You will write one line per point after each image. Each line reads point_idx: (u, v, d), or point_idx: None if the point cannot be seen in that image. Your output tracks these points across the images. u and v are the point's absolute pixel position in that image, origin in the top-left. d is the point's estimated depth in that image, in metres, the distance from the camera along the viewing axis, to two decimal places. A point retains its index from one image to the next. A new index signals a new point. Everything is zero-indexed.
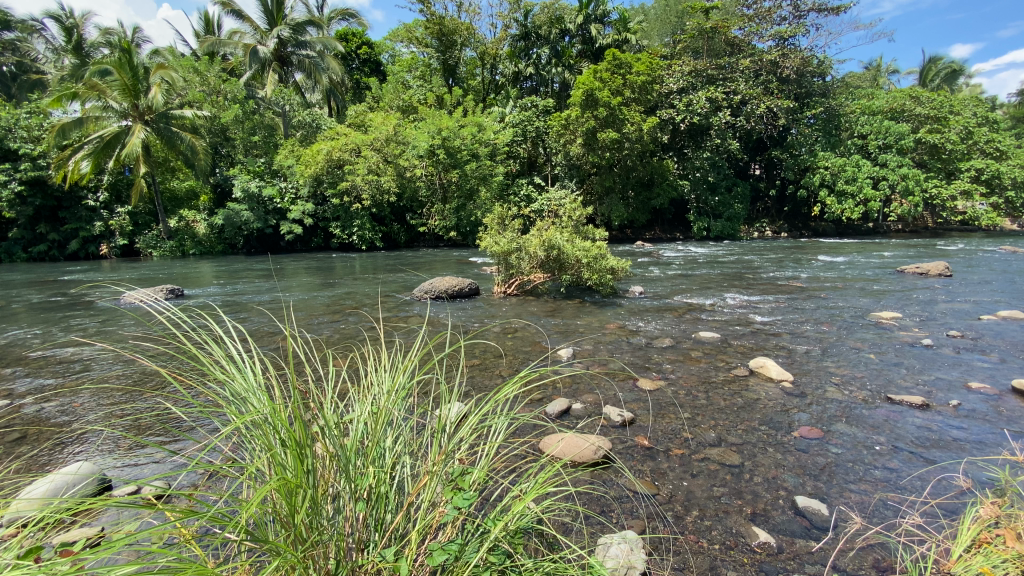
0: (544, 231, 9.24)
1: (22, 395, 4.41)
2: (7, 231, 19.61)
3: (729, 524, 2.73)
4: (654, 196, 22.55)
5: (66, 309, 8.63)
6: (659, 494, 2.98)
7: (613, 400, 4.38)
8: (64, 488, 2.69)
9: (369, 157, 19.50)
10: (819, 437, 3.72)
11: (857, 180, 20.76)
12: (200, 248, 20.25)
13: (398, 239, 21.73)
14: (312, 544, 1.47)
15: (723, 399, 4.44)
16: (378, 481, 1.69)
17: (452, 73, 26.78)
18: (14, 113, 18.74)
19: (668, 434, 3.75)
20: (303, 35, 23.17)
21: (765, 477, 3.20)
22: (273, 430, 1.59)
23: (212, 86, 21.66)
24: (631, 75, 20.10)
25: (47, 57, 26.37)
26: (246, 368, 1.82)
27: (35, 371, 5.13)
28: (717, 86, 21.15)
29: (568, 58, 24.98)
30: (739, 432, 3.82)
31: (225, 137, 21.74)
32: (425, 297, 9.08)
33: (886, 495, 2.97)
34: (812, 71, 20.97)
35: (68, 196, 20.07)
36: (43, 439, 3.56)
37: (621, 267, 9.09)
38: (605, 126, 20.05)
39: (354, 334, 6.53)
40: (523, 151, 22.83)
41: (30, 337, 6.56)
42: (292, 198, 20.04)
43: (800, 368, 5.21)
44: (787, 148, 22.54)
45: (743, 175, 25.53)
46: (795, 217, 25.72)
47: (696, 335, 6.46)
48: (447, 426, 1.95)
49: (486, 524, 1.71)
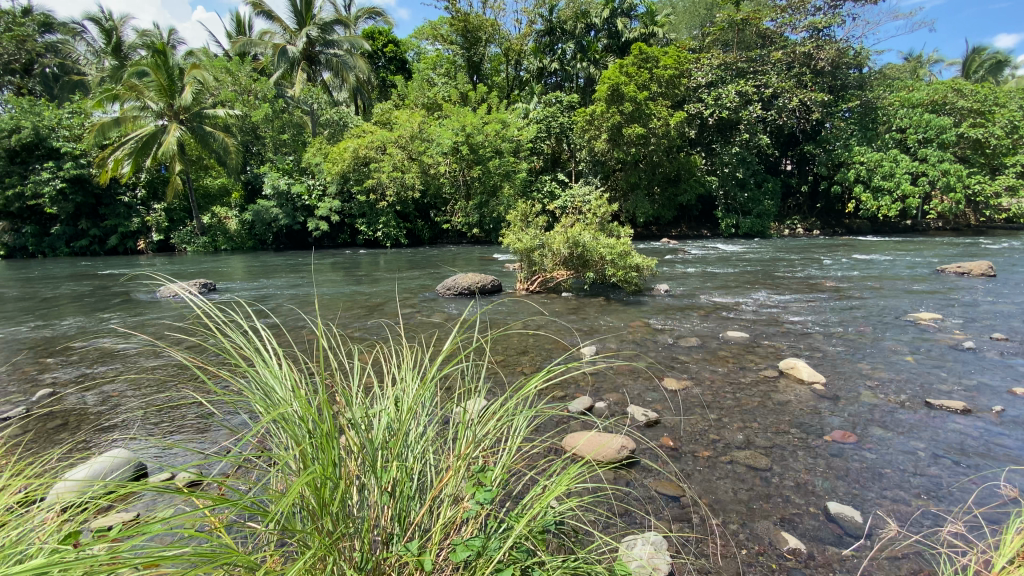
0: (569, 228, 9.19)
1: (65, 384, 4.62)
2: (49, 226, 20.46)
3: (757, 529, 2.66)
4: (681, 192, 22.10)
5: (107, 301, 9.07)
6: (684, 496, 2.93)
7: (637, 399, 4.32)
8: (103, 473, 2.82)
9: (394, 154, 19.70)
10: (853, 442, 3.59)
11: (895, 176, 19.87)
12: (231, 243, 20.92)
13: (422, 235, 21.91)
14: (339, 535, 1.48)
15: (751, 400, 4.34)
16: (402, 475, 1.70)
17: (476, 71, 26.79)
18: (56, 114, 19.67)
19: (695, 436, 3.68)
20: (331, 34, 23.59)
21: (795, 482, 3.11)
22: (301, 420, 1.61)
23: (244, 85, 22.15)
24: (657, 69, 19.93)
25: (87, 59, 27.38)
26: (275, 360, 1.82)
27: (80, 361, 5.36)
28: (747, 79, 20.64)
29: (593, 52, 24.77)
30: (768, 435, 3.71)
31: (256, 135, 22.32)
32: (447, 293, 9.13)
33: (925, 504, 2.85)
34: (848, 63, 20.25)
35: (107, 194, 20.85)
36: (83, 427, 3.73)
37: (647, 264, 8.91)
38: (631, 121, 19.79)
39: (378, 330, 6.61)
40: (547, 147, 22.49)
41: (72, 329, 6.88)
42: (319, 195, 20.41)
43: (833, 370, 5.04)
44: (820, 143, 21.91)
45: (773, 171, 24.95)
46: (828, 215, 24.92)
47: (724, 335, 6.31)
48: (472, 422, 1.95)
49: (510, 521, 1.70)
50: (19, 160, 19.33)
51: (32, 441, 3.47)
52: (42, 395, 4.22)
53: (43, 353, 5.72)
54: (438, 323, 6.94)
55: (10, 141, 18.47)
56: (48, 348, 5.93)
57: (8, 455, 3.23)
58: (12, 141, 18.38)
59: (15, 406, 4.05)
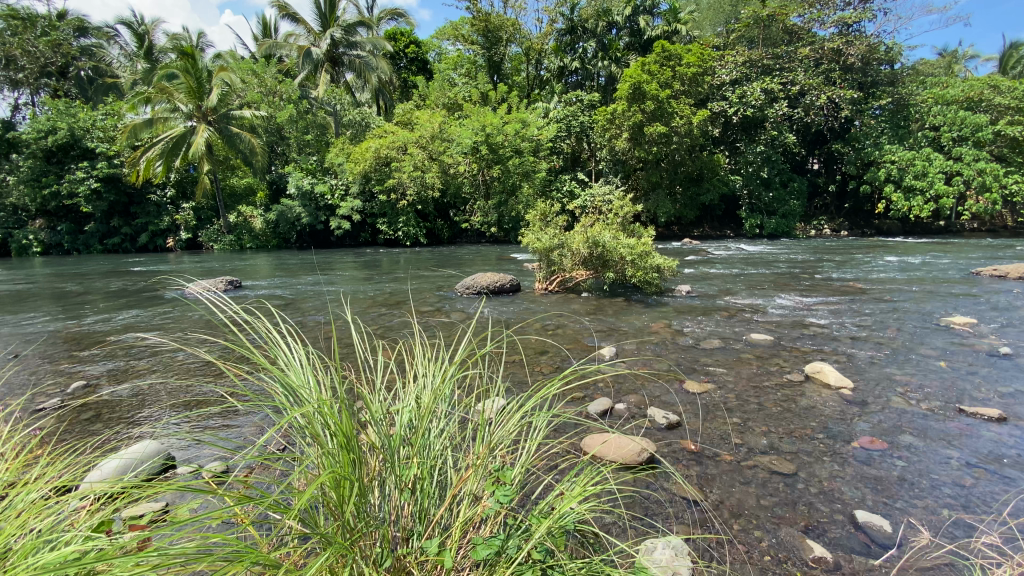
0: (589, 227, 9.14)
1: (98, 377, 4.80)
2: (83, 224, 21.17)
3: (781, 536, 2.60)
4: (703, 192, 21.74)
5: (138, 297, 9.38)
6: (706, 500, 2.88)
7: (658, 401, 4.28)
8: (134, 465, 2.91)
9: (415, 154, 19.88)
10: (882, 449, 3.48)
11: (928, 176, 19.19)
12: (256, 242, 21.44)
13: (442, 235, 22.00)
14: (359, 534, 1.49)
15: (775, 405, 4.24)
16: (423, 472, 1.70)
17: (497, 70, 26.83)
18: (91, 116, 20.39)
19: (717, 439, 3.61)
20: (354, 35, 23.82)
21: (822, 489, 3.02)
22: (321, 416, 1.62)
23: (269, 87, 22.69)
24: (680, 67, 19.73)
25: (120, 62, 28.30)
26: (298, 359, 1.83)
27: (111, 355, 5.57)
28: (773, 77, 20.30)
29: (615, 51, 24.54)
30: (794, 440, 3.62)
31: (281, 136, 22.80)
32: (466, 292, 9.19)
33: (958, 515, 2.75)
34: (879, 59, 19.65)
35: (138, 194, 21.52)
36: (114, 419, 3.85)
37: (668, 265, 8.80)
38: (653, 120, 19.60)
39: (398, 328, 6.67)
40: (567, 146, 22.42)
41: (105, 324, 7.12)
42: (342, 195, 20.66)
43: (861, 375, 4.90)
44: (849, 141, 21.31)
45: (799, 170, 24.48)
46: (857, 215, 24.22)
47: (748, 338, 6.18)
48: (491, 422, 1.94)
49: (530, 521, 1.68)
50: (56, 161, 20.11)
51: (67, 431, 3.61)
52: (75, 387, 4.38)
53: (77, 347, 5.95)
54: (458, 322, 6.98)
55: (48, 142, 19.22)
56: (83, 342, 6.16)
57: (44, 445, 3.35)
58: (49, 142, 19.14)
59: (51, 397, 4.22)
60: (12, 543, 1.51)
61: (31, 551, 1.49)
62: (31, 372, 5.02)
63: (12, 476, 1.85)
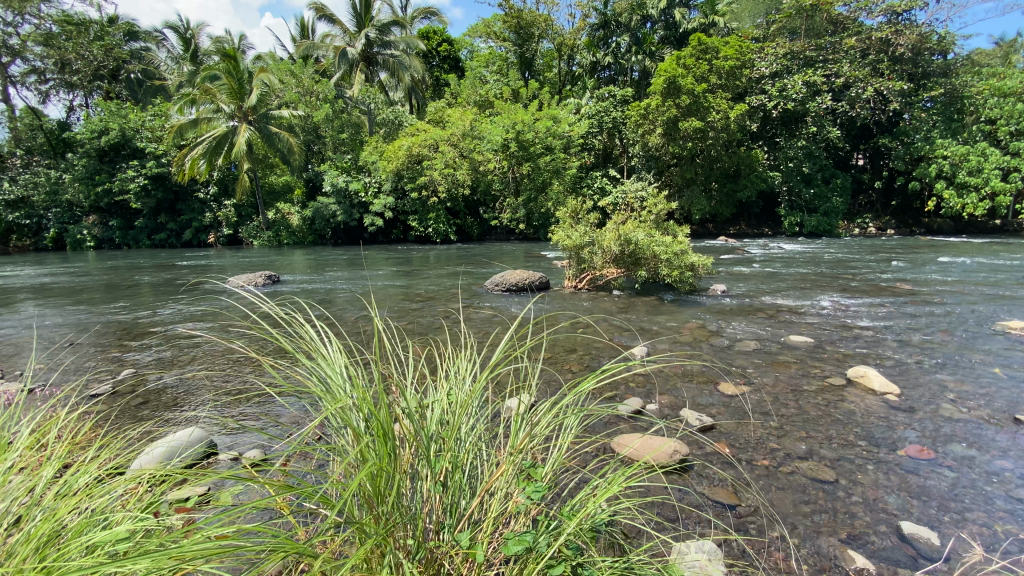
0: (621, 224, 9.03)
1: (147, 365, 5.05)
2: (133, 220, 22.19)
3: (820, 545, 2.50)
4: (740, 188, 21.12)
5: (183, 291, 9.79)
6: (740, 505, 2.80)
7: (690, 403, 4.19)
8: (181, 449, 3.04)
9: (446, 152, 20.09)
10: (930, 458, 3.31)
11: (983, 172, 18.16)
12: (293, 238, 22.12)
13: (472, 232, 22.11)
14: (391, 525, 1.51)
15: (815, 409, 4.09)
16: (454, 466, 1.70)
17: (528, 67, 26.62)
18: (141, 117, 21.43)
19: (753, 443, 3.51)
20: (388, 35, 24.26)
21: (864, 498, 2.90)
22: (357, 409, 1.64)
23: (307, 87, 23.37)
24: (717, 60, 19.25)
25: (167, 65, 29.50)
26: (334, 349, 1.85)
27: (159, 345, 5.84)
28: (816, 69, 19.57)
29: (649, 45, 24.31)
30: (833, 446, 3.49)
31: (317, 135, 23.37)
32: (496, 289, 9.24)
33: (1015, 530, 2.59)
34: (931, 48, 18.67)
35: (184, 191, 22.49)
36: (160, 405, 4.03)
37: (703, 264, 8.63)
38: (688, 114, 19.22)
39: (429, 325, 6.74)
40: (599, 142, 22.20)
41: (150, 315, 7.44)
42: (375, 192, 21.00)
43: (908, 381, 4.67)
44: (898, 135, 20.29)
45: (843, 166, 23.47)
46: (905, 213, 23.06)
47: (786, 339, 5.99)
48: (521, 419, 1.91)
49: (561, 518, 1.65)
50: (108, 160, 21.24)
51: (118, 416, 3.79)
52: (125, 373, 4.62)
53: (127, 336, 6.26)
54: (489, 320, 7.02)
55: (101, 141, 20.33)
56: (132, 331, 6.49)
57: (98, 429, 3.53)
58: (102, 142, 20.27)
59: (103, 383, 4.45)
60: (70, 520, 1.60)
61: (87, 528, 1.57)
62: (87, 358, 5.33)
63: (67, 456, 1.95)
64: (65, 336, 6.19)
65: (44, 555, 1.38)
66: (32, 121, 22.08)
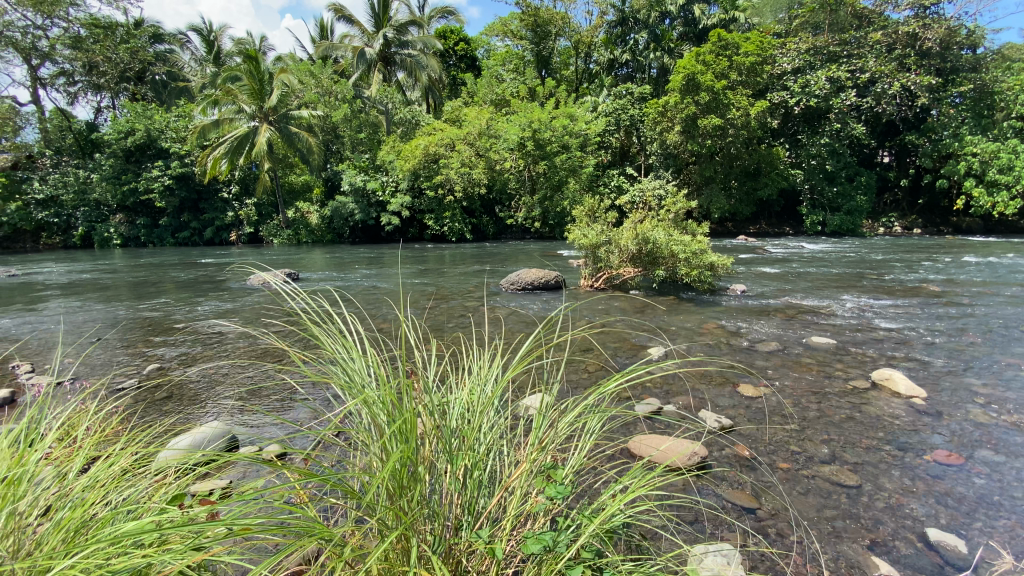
0: (638, 223, 8.97)
1: (171, 360, 5.17)
2: (158, 219, 22.75)
3: (843, 550, 2.45)
4: (760, 186, 20.79)
5: (206, 288, 10.01)
6: (761, 509, 2.75)
7: (708, 404, 4.14)
8: (205, 442, 3.11)
9: (463, 151, 20.19)
10: (958, 464, 3.22)
11: (1014, 170, 17.47)
12: (312, 236, 22.44)
13: (487, 231, 22.11)
14: (413, 519, 1.51)
15: (838, 412, 4.01)
16: (474, 463, 1.70)
17: (545, 65, 26.51)
18: (165, 117, 21.96)
19: (773, 446, 3.46)
20: (405, 35, 24.48)
21: (889, 503, 2.83)
22: (381, 404, 1.64)
23: (326, 87, 23.65)
24: (738, 56, 19.03)
25: (190, 66, 30.16)
26: (358, 344, 1.87)
27: (181, 340, 5.97)
28: (840, 64, 19.15)
29: (668, 41, 24.12)
30: (857, 450, 3.42)
31: (336, 135, 23.63)
32: (512, 288, 9.25)
33: None
34: (960, 43, 18.10)
35: (207, 190, 22.99)
36: (183, 399, 4.11)
37: (722, 263, 8.53)
38: (708, 112, 18.99)
39: (445, 322, 6.77)
40: (616, 140, 22.08)
41: (173, 311, 7.62)
42: (392, 191, 21.13)
43: (935, 384, 4.54)
44: (925, 132, 19.76)
45: (867, 163, 22.93)
46: (932, 212, 22.43)
47: (808, 341, 5.87)
48: (542, 419, 1.90)
49: (581, 519, 1.64)
50: (134, 160, 21.82)
51: (144, 410, 3.88)
52: (150, 369, 4.73)
53: (152, 331, 6.42)
54: (506, 318, 7.03)
55: (128, 142, 20.91)
56: (157, 327, 6.65)
57: (125, 421, 3.63)
58: (129, 143, 20.84)
59: (128, 378, 4.58)
60: (99, 509, 1.63)
61: (114, 520, 1.60)
62: (114, 353, 5.47)
63: (96, 446, 1.99)
64: (94, 332, 6.38)
65: (74, 542, 1.41)
66: (62, 122, 22.76)
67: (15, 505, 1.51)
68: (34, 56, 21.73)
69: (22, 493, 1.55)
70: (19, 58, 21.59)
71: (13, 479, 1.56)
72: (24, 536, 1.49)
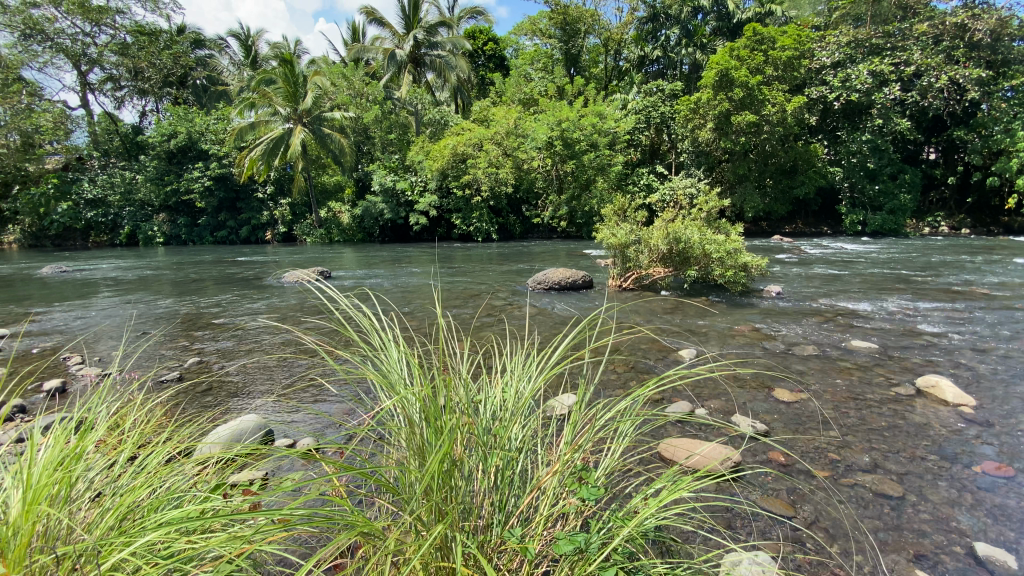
0: (669, 222, 8.83)
1: (209, 354, 5.36)
2: (198, 219, 23.65)
3: (884, 561, 2.36)
4: (797, 185, 20.18)
5: (243, 285, 10.35)
6: (797, 517, 2.68)
7: (742, 408, 4.05)
8: (243, 434, 3.22)
9: (490, 150, 20.29)
10: (1010, 476, 3.05)
11: None
12: (344, 235, 22.88)
13: (514, 230, 22.06)
14: (446, 517, 1.52)
15: (879, 419, 3.85)
16: (506, 462, 1.70)
17: (574, 63, 26.37)
18: (205, 120, 22.82)
19: (811, 453, 3.35)
20: (435, 36, 24.73)
21: (934, 516, 2.70)
22: (417, 402, 1.66)
23: (357, 89, 24.05)
24: (774, 51, 18.57)
25: (229, 71, 31.20)
26: (394, 342, 1.89)
27: (219, 335, 6.18)
28: (883, 57, 18.44)
29: (700, 37, 23.72)
30: (900, 460, 3.27)
31: (367, 135, 24.04)
32: (539, 287, 9.22)
33: None
34: (1013, 33, 17.07)
35: (244, 190, 23.77)
36: (222, 392, 4.28)
37: (756, 264, 8.33)
38: (741, 108, 18.52)
39: (473, 321, 6.84)
40: (645, 138, 21.78)
41: (211, 307, 7.91)
42: (421, 191, 21.35)
43: (984, 392, 4.32)
44: (974, 127, 18.78)
45: (912, 160, 21.92)
46: (981, 211, 21.37)
47: (847, 345, 5.68)
48: (575, 420, 1.89)
49: (613, 521, 1.62)
50: (176, 161, 22.75)
51: (186, 401, 4.05)
52: (191, 362, 4.93)
53: (192, 326, 6.67)
54: (533, 317, 7.03)
55: (171, 144, 21.83)
56: (196, 322, 6.91)
57: (168, 413, 3.79)
58: (172, 145, 21.76)
59: (171, 370, 4.77)
60: (147, 497, 1.69)
61: (162, 507, 1.66)
62: (157, 347, 5.71)
63: (142, 435, 2.07)
64: (139, 326, 6.67)
65: (124, 528, 1.47)
66: (110, 126, 23.83)
67: (71, 492, 1.58)
68: (83, 62, 22.83)
69: (76, 481, 1.62)
70: (69, 65, 22.61)
71: (69, 466, 1.63)
72: (77, 519, 1.56)
